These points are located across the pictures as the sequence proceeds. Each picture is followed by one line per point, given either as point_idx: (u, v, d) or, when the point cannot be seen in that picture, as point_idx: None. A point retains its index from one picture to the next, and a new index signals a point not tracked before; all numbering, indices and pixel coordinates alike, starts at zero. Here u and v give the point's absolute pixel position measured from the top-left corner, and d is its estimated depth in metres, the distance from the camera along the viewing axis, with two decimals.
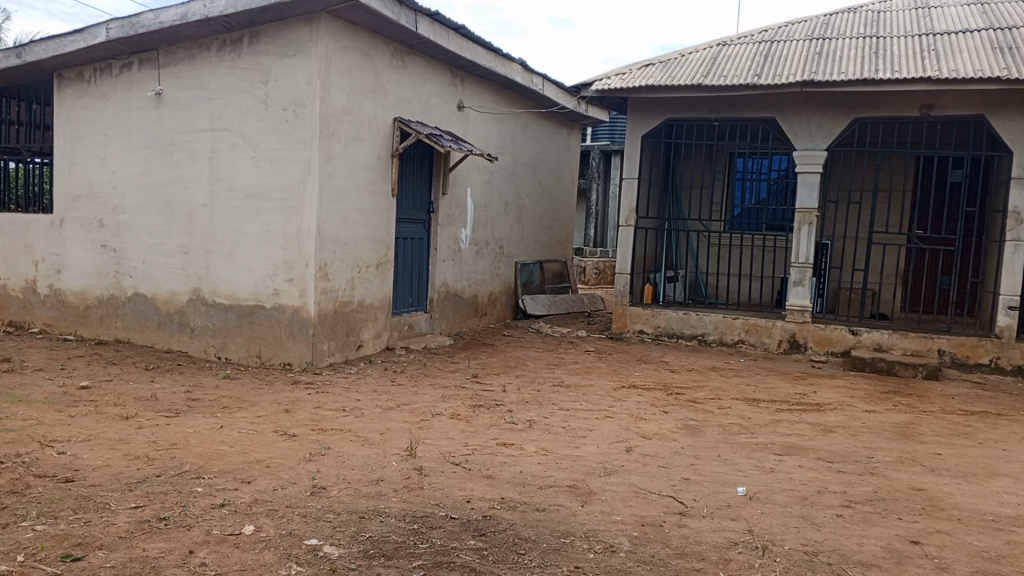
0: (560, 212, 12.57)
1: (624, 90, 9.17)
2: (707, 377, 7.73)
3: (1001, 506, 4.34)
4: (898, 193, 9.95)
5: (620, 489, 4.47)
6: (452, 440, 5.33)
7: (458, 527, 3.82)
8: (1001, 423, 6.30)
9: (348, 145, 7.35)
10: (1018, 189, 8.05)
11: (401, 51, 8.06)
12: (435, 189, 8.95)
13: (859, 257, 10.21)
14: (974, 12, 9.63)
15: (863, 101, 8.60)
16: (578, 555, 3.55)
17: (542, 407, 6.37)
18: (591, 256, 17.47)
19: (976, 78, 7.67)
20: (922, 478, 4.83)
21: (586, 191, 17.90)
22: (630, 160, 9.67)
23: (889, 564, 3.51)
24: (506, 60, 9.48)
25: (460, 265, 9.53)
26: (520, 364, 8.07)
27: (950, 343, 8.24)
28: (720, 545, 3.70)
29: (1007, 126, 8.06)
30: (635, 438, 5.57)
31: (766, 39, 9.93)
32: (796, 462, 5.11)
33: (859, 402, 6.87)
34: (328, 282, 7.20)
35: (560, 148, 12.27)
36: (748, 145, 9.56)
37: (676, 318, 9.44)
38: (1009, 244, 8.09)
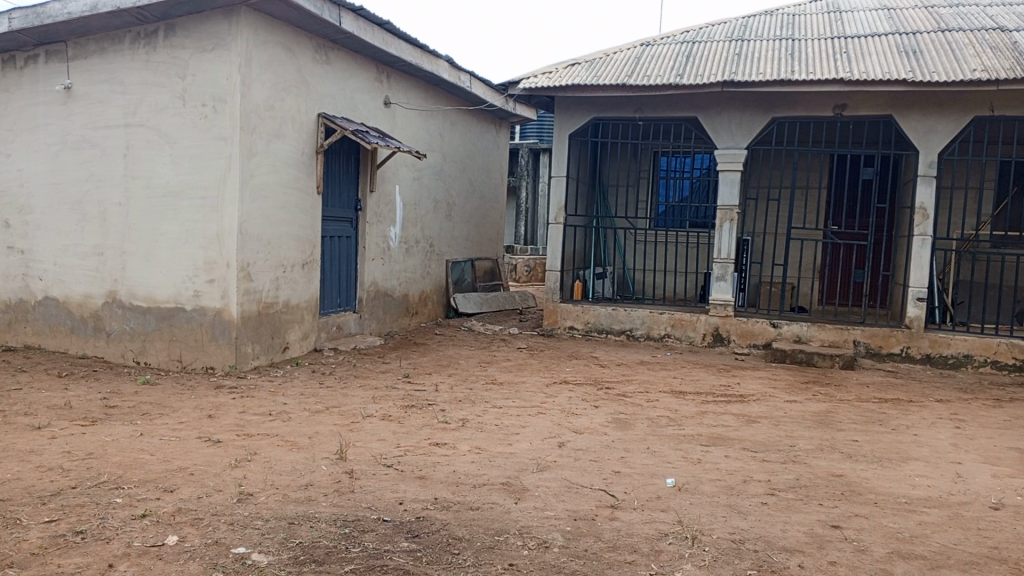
0: (490, 210, 12.56)
1: (550, 88, 9.23)
2: (636, 371, 7.86)
3: (913, 489, 4.56)
4: (814, 190, 10.33)
5: (553, 484, 4.50)
6: (384, 442, 5.26)
7: (391, 529, 3.78)
8: (912, 410, 6.62)
9: (270, 142, 7.16)
10: (925, 185, 8.44)
11: (325, 46, 7.91)
12: (362, 187, 8.81)
13: (778, 252, 10.56)
14: (881, 17, 10.08)
15: (781, 101, 8.90)
16: (513, 552, 3.55)
17: (474, 406, 6.35)
18: (521, 254, 17.59)
19: (885, 80, 8.03)
20: (841, 464, 5.03)
21: (515, 189, 17.98)
22: (558, 158, 9.73)
23: (812, 549, 3.64)
24: (433, 56, 9.40)
25: (389, 264, 9.42)
26: (452, 363, 8.03)
27: (864, 334, 8.62)
28: (651, 537, 3.76)
29: (914, 126, 8.46)
30: (567, 433, 5.62)
31: (688, 40, 10.16)
32: (722, 452, 5.25)
33: (781, 393, 7.11)
34: (251, 283, 7.00)
35: (489, 145, 12.26)
36: (672, 144, 9.77)
37: (605, 314, 9.57)
38: (917, 238, 8.49)
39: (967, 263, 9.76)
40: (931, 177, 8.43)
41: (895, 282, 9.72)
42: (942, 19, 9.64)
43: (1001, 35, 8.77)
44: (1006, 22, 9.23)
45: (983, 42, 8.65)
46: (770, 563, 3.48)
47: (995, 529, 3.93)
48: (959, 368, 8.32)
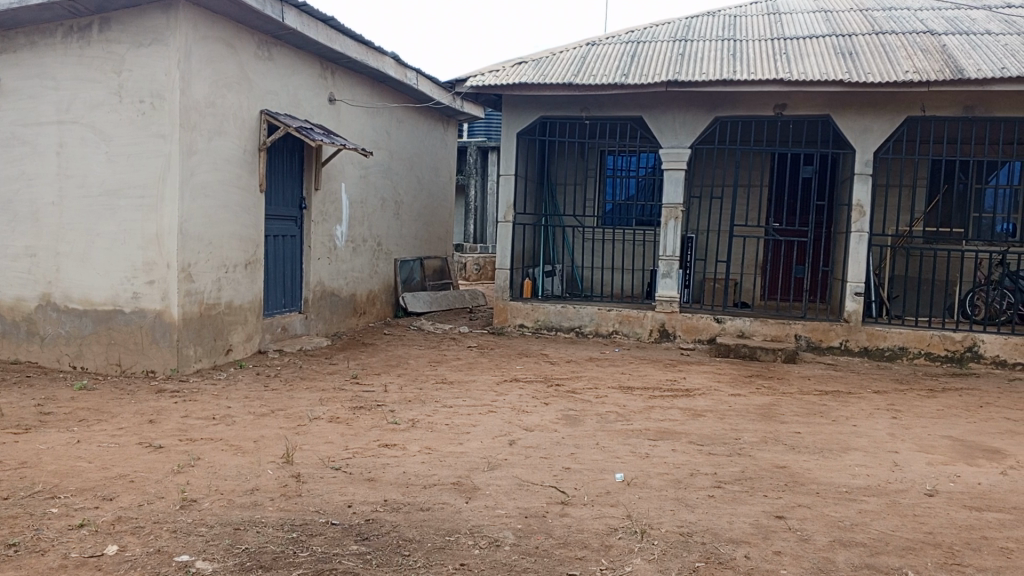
0: (439, 208, 12.49)
1: (498, 86, 9.22)
2: (585, 368, 7.91)
3: (853, 478, 4.69)
4: (755, 188, 10.56)
5: (504, 482, 4.49)
6: (332, 444, 5.19)
7: (339, 532, 3.72)
8: (851, 401, 6.82)
9: (211, 139, 6.98)
10: (861, 183, 8.69)
11: (267, 41, 7.74)
12: (307, 185, 8.66)
13: (722, 249, 10.76)
14: (819, 19, 10.35)
15: (724, 101, 9.05)
16: (463, 552, 3.54)
17: (423, 405, 6.31)
18: (471, 253, 17.55)
19: (823, 80, 8.24)
20: (784, 455, 5.15)
21: (463, 187, 17.91)
22: (506, 157, 9.73)
23: (757, 540, 3.71)
24: (379, 53, 9.30)
25: (336, 264, 9.29)
26: (401, 363, 7.96)
27: (805, 328, 8.84)
28: (600, 532, 3.79)
29: (851, 125, 8.71)
30: (518, 431, 5.62)
31: (633, 40, 10.27)
32: (669, 446, 5.32)
33: (726, 386, 7.24)
34: (192, 284, 6.82)
35: (437, 143, 12.18)
36: (618, 143, 9.87)
37: (555, 311, 9.61)
38: (854, 235, 8.75)
39: (901, 258, 10.10)
40: (867, 176, 8.68)
41: (834, 277, 9.99)
42: (876, 22, 9.95)
43: (930, 39, 9.09)
44: (936, 25, 9.57)
45: (914, 45, 8.96)
46: (718, 555, 3.54)
47: (930, 515, 4.07)
48: (895, 359, 8.61)
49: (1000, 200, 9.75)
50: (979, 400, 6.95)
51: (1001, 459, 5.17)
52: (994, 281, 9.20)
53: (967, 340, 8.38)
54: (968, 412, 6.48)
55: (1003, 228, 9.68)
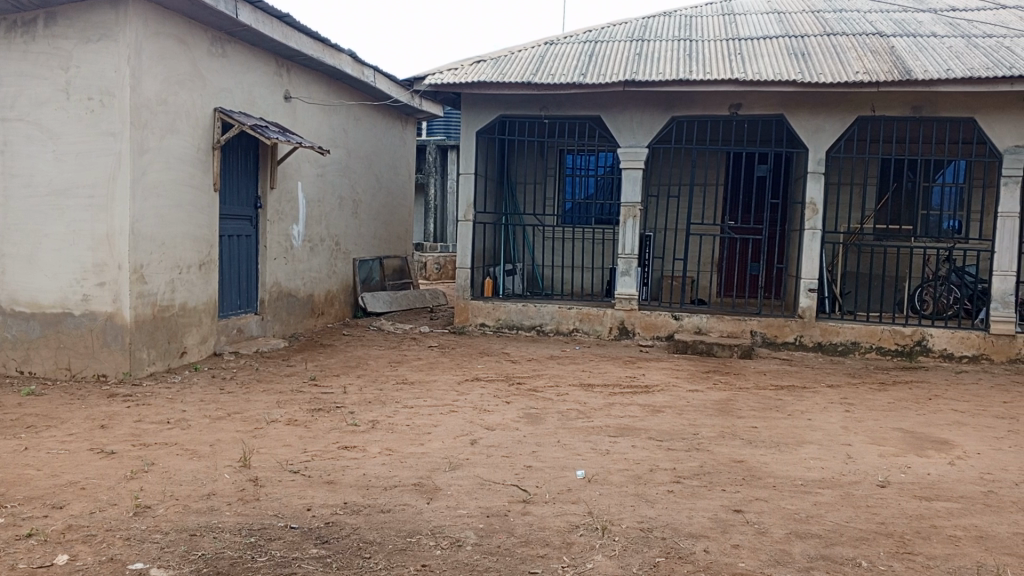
0: (398, 207, 12.40)
1: (456, 85, 9.19)
2: (546, 366, 7.94)
3: (808, 471, 4.78)
4: (711, 187, 10.72)
5: (465, 482, 4.48)
6: (290, 447, 5.11)
7: (298, 536, 3.67)
8: (805, 395, 6.95)
9: (163, 137, 6.83)
10: (814, 181, 8.86)
11: (221, 37, 7.60)
12: (262, 183, 8.53)
13: (679, 246, 10.90)
14: (772, 20, 10.53)
15: (680, 100, 9.16)
16: (425, 553, 3.52)
17: (383, 406, 6.26)
18: (432, 252, 17.46)
19: (776, 81, 8.38)
20: (741, 450, 5.22)
21: (423, 185, 17.82)
22: (465, 156, 9.70)
23: (715, 533, 3.76)
24: (335, 50, 9.19)
25: (292, 264, 9.16)
26: (361, 363, 7.89)
27: (760, 324, 8.99)
28: (562, 529, 3.80)
29: (804, 124, 8.87)
30: (479, 430, 5.61)
31: (590, 39, 10.32)
32: (629, 442, 5.37)
33: (684, 382, 7.34)
34: (144, 285, 6.66)
35: (395, 142, 12.09)
36: (576, 142, 9.92)
37: (516, 310, 9.63)
38: (807, 232, 8.92)
39: (853, 255, 10.34)
40: (820, 175, 8.85)
41: (789, 274, 10.19)
42: (827, 23, 10.16)
43: (880, 40, 9.31)
44: (884, 27, 9.81)
45: (864, 46, 9.17)
46: (678, 549, 3.58)
47: (882, 505, 4.17)
48: (847, 354, 8.80)
49: (947, 198, 10.04)
50: (927, 392, 7.15)
51: (948, 450, 5.32)
52: (941, 276, 9.47)
53: (916, 334, 8.61)
54: (917, 404, 6.66)
55: (949, 225, 9.98)
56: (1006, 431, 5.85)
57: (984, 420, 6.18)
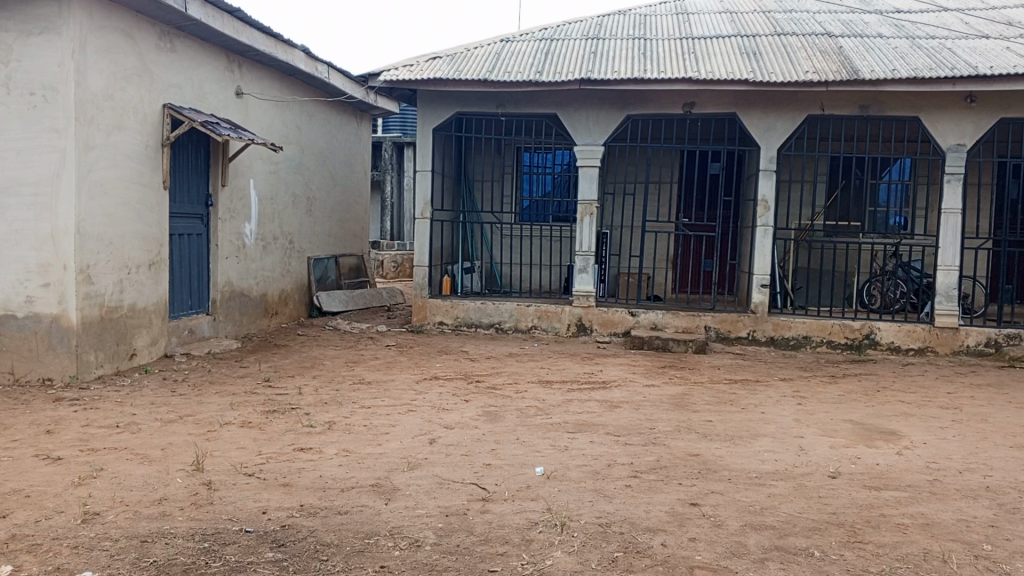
0: (353, 205, 12.27)
1: (412, 82, 9.12)
2: (505, 363, 7.93)
3: (762, 463, 4.87)
4: (666, 185, 10.85)
5: (424, 482, 4.45)
6: (245, 450, 5.02)
7: (254, 540, 3.60)
8: (759, 389, 7.08)
9: (109, 134, 6.64)
10: (766, 179, 9.01)
11: (169, 32, 7.42)
12: (213, 181, 8.35)
13: (635, 244, 11.01)
14: (725, 20, 10.69)
15: (635, 98, 9.23)
16: (383, 553, 3.49)
17: (340, 407, 6.18)
18: (389, 250, 17.29)
19: (729, 79, 8.50)
20: (697, 443, 5.30)
21: (380, 183, 17.67)
22: (422, 153, 9.64)
23: (673, 527, 3.81)
24: (288, 46, 9.04)
25: (245, 263, 9.01)
26: (317, 364, 7.78)
27: (714, 320, 9.13)
28: (522, 527, 3.80)
29: (755, 123, 9.02)
30: (438, 429, 5.58)
31: (546, 37, 10.34)
32: (588, 438, 5.40)
33: (640, 377, 7.41)
34: (91, 286, 6.47)
35: (350, 139, 11.95)
36: (533, 139, 9.94)
37: (474, 308, 9.61)
38: (759, 229, 9.07)
39: (804, 252, 10.57)
40: (772, 172, 9.01)
41: (742, 270, 10.36)
42: (778, 23, 10.34)
43: (829, 41, 9.51)
44: (832, 28, 10.04)
45: (813, 46, 9.37)
46: (636, 544, 3.61)
47: (833, 496, 4.27)
48: (799, 348, 8.98)
49: (892, 195, 10.32)
50: (876, 384, 7.34)
51: (896, 440, 5.47)
52: (888, 271, 9.73)
53: (865, 327, 8.83)
54: (866, 396, 6.84)
55: (895, 221, 10.26)
56: (950, 421, 6.04)
57: (930, 411, 6.37)
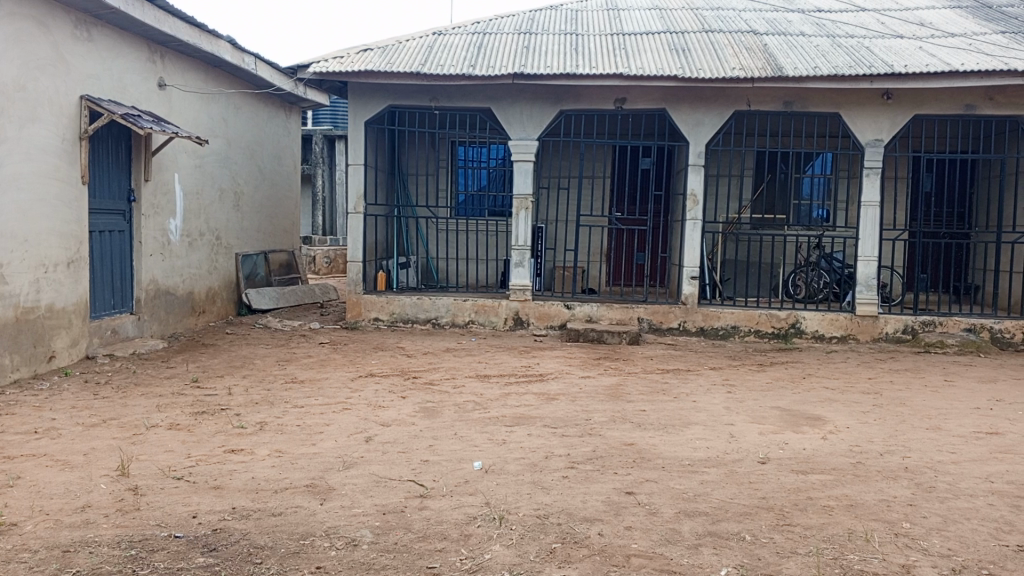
0: (283, 200, 12.00)
1: (343, 73, 8.95)
2: (441, 359, 7.90)
3: (695, 451, 4.98)
4: (600, 179, 10.99)
5: (360, 481, 4.39)
6: (173, 453, 4.87)
7: (184, 546, 3.49)
8: (690, 378, 7.26)
9: (22, 126, 6.31)
10: (695, 174, 9.19)
11: (86, 20, 7.11)
12: (135, 176, 8.06)
13: (569, 238, 11.13)
14: (654, 16, 10.88)
15: (568, 94, 9.30)
16: (319, 554, 3.43)
17: (272, 407, 6.04)
18: (320, 245, 16.92)
19: (658, 74, 8.65)
20: (632, 433, 5.39)
21: (310, 176, 17.32)
22: (354, 146, 9.48)
23: (609, 516, 3.86)
24: (213, 36, 8.77)
25: (170, 261, 8.71)
26: (248, 363, 7.59)
27: (647, 312, 9.29)
28: (460, 522, 3.79)
29: (684, 118, 9.20)
30: (374, 427, 5.52)
31: (478, 31, 10.31)
32: (525, 431, 5.43)
33: (576, 369, 7.49)
34: (5, 286, 6.15)
35: (278, 131, 11.67)
36: (466, 134, 9.92)
37: (410, 303, 9.52)
38: (689, 222, 9.25)
39: (732, 244, 10.88)
40: (700, 167, 9.20)
41: (673, 262, 10.58)
42: (705, 21, 10.56)
43: (754, 38, 9.77)
44: (758, 26, 10.31)
45: (739, 43, 9.60)
46: (573, 535, 3.65)
47: (763, 481, 4.40)
48: (728, 337, 9.23)
49: (815, 188, 10.69)
50: (802, 371, 7.60)
51: (821, 425, 5.67)
52: (811, 263, 10.10)
53: (791, 317, 9.12)
54: (792, 383, 7.08)
55: (818, 214, 10.64)
56: (871, 405, 6.31)
57: (852, 396, 6.64)
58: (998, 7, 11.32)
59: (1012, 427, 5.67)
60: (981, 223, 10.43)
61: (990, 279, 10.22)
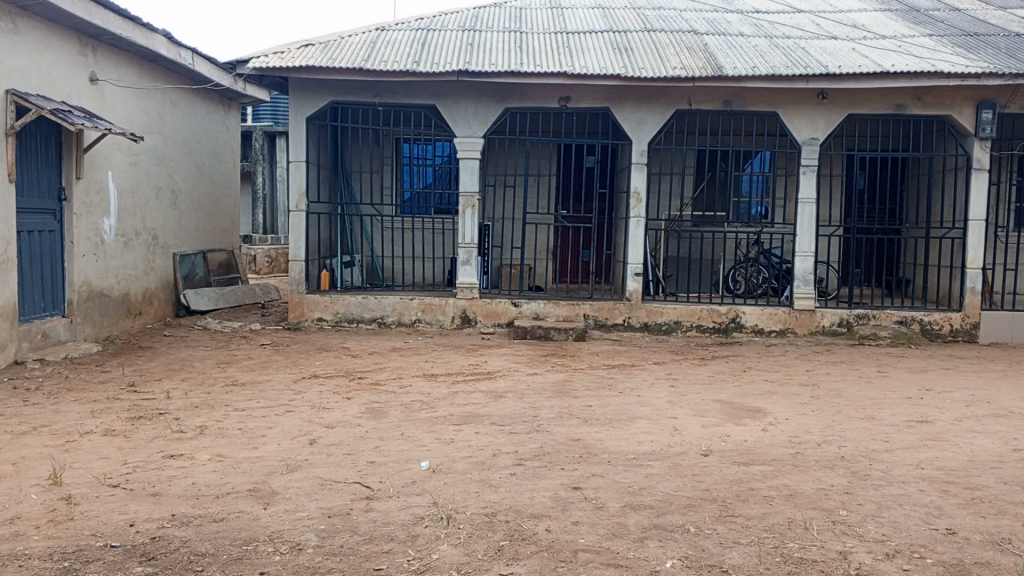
0: (222, 198, 11.72)
1: (283, 69, 8.78)
2: (388, 359, 7.83)
3: (640, 445, 5.05)
4: (545, 177, 11.07)
5: (305, 484, 4.32)
6: (108, 460, 4.71)
7: (120, 555, 3.39)
8: (634, 373, 7.35)
9: None
10: (638, 172, 9.31)
11: (11, 12, 6.82)
12: (66, 173, 7.78)
13: (516, 236, 11.18)
14: (597, 15, 10.97)
15: (513, 92, 9.30)
16: (262, 559, 3.37)
17: (212, 411, 5.90)
18: (261, 244, 16.57)
19: (601, 73, 8.74)
20: (578, 429, 5.43)
21: (250, 174, 16.97)
22: (296, 143, 9.31)
23: (556, 512, 3.88)
24: (148, 30, 8.51)
25: (104, 261, 8.43)
26: (187, 366, 7.39)
27: (592, 308, 9.37)
28: (407, 523, 3.76)
29: (628, 117, 9.30)
30: (318, 429, 5.43)
31: (422, 27, 10.24)
32: (472, 429, 5.42)
33: (523, 367, 7.52)
34: None
35: (217, 128, 11.39)
36: (411, 131, 9.85)
37: (355, 303, 9.40)
38: (633, 220, 9.36)
39: (675, 241, 11.09)
40: (643, 165, 9.32)
41: (617, 259, 10.73)
42: (648, 20, 10.70)
43: (694, 38, 9.94)
44: (698, 26, 10.49)
45: (680, 43, 9.75)
46: (521, 532, 3.66)
47: (706, 473, 4.48)
48: (671, 332, 9.37)
49: (754, 185, 10.95)
50: (743, 365, 7.78)
51: (761, 417, 5.81)
52: (750, 259, 10.35)
53: (731, 312, 9.32)
54: (733, 377, 7.24)
55: (757, 211, 10.90)
56: (809, 397, 6.49)
57: (791, 388, 6.82)
58: (925, 11, 11.75)
59: (941, 415, 5.91)
60: (911, 219, 10.83)
61: (919, 273, 10.64)
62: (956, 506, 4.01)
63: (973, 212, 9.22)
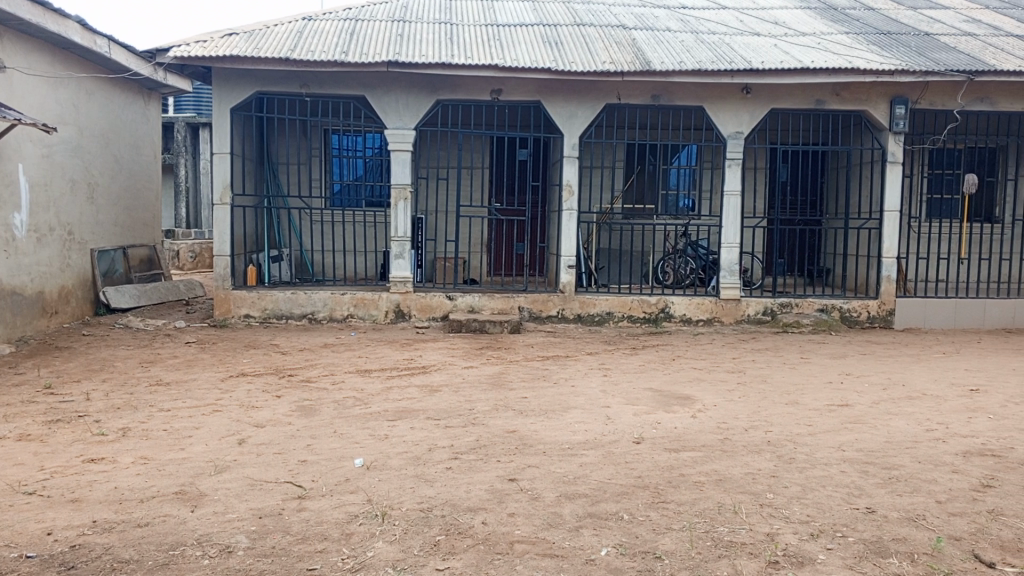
0: (142, 191, 11.29)
1: (205, 58, 8.49)
2: (319, 355, 7.70)
3: (573, 434, 5.11)
4: (478, 170, 11.09)
5: (234, 485, 4.22)
6: (22, 466, 4.49)
7: (37, 566, 3.23)
8: (568, 364, 7.43)
9: None
10: (569, 165, 9.40)
11: None
12: None
13: (449, 228, 11.17)
14: (528, 8, 10.99)
15: (443, 84, 9.25)
16: (191, 564, 3.27)
17: (135, 412, 5.68)
18: (184, 239, 16.05)
19: (532, 67, 8.76)
20: (513, 421, 5.45)
21: (172, 166, 16.41)
22: (220, 135, 9.04)
23: (492, 505, 3.89)
24: (59, 15, 8.11)
25: (15, 258, 8.02)
26: (107, 366, 7.11)
27: (526, 301, 9.42)
28: (340, 521, 3.71)
29: (559, 111, 9.36)
30: (248, 429, 5.30)
31: (350, 17, 10.07)
32: (407, 425, 5.38)
33: (458, 360, 7.50)
34: None
35: (136, 118, 10.95)
36: (341, 123, 9.71)
37: (284, 299, 9.20)
38: (565, 213, 9.45)
39: (606, 233, 11.29)
40: (574, 158, 9.40)
41: (550, 252, 10.86)
42: (578, 14, 10.77)
43: (623, 33, 10.06)
44: (626, 20, 10.63)
45: (609, 37, 9.86)
46: (457, 526, 3.65)
47: (638, 461, 4.57)
48: (604, 323, 9.50)
49: (681, 179, 11.21)
50: (672, 354, 7.95)
51: (690, 404, 5.95)
52: (678, 251, 10.60)
53: (660, 302, 9.50)
54: (664, 366, 7.39)
55: (684, 203, 11.16)
56: (736, 383, 6.68)
57: (719, 375, 7.01)
58: (843, 9, 12.17)
59: (860, 398, 6.17)
60: (830, 211, 11.29)
61: (838, 262, 11.11)
62: (875, 485, 4.20)
63: (888, 204, 9.64)
